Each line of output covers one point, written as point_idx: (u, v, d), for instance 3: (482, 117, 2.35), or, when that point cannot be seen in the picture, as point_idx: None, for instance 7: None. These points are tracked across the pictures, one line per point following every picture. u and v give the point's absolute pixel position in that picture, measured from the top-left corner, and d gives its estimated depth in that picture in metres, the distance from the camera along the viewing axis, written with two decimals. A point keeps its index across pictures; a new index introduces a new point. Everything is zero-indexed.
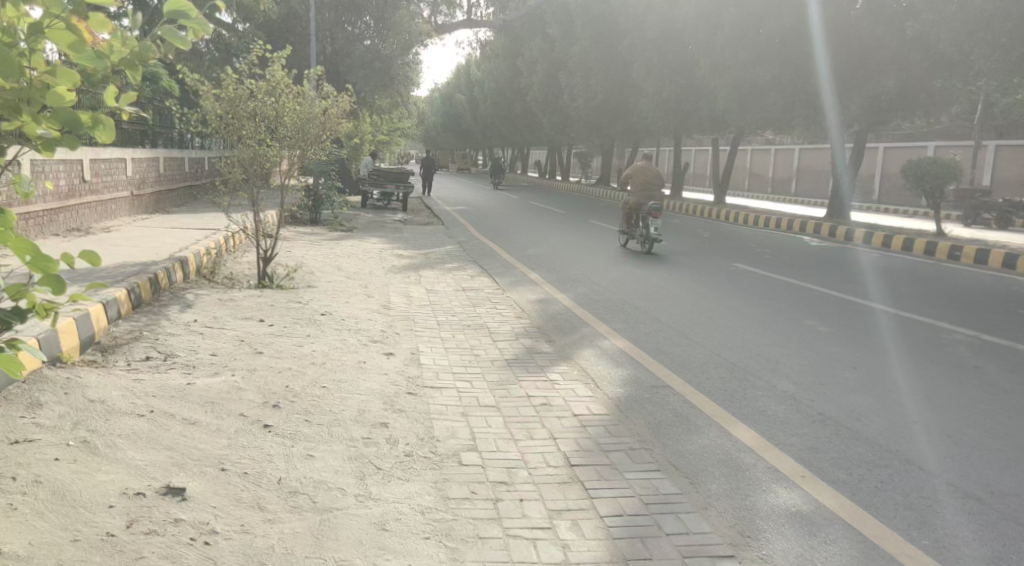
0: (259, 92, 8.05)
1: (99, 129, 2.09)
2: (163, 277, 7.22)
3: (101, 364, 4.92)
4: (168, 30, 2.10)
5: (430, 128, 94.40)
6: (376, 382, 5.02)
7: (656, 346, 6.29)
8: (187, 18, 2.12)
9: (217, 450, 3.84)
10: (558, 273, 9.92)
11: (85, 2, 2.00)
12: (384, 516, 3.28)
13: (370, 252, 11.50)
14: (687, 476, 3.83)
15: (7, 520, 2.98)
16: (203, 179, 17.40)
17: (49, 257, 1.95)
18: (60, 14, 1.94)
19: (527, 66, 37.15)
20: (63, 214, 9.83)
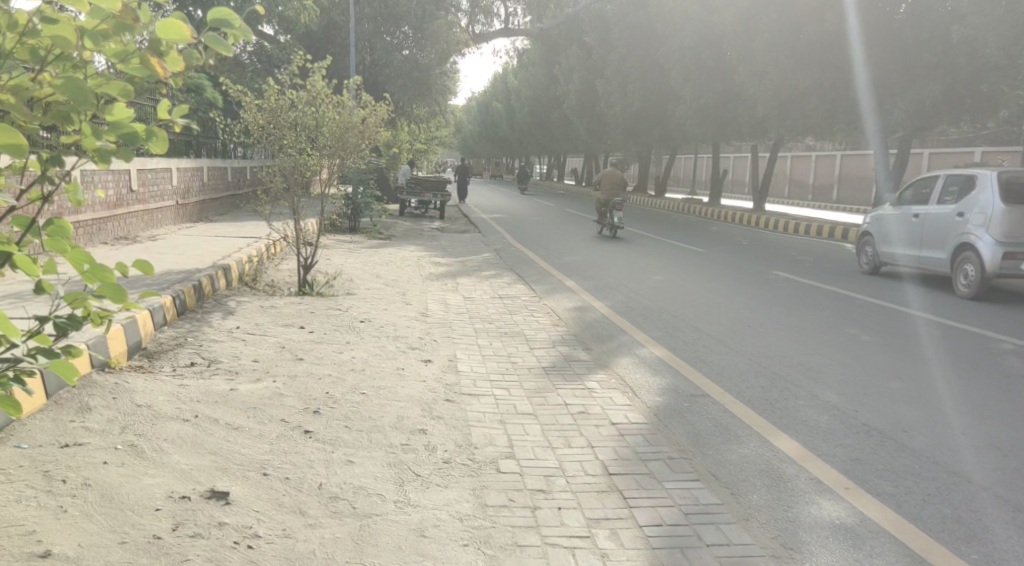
0: (300, 103, 8.19)
1: (154, 142, 2.12)
2: (206, 284, 7.37)
3: (148, 369, 5.03)
4: (216, 40, 2.12)
5: (466, 135, 94.87)
6: (414, 389, 5.05)
7: (695, 355, 6.24)
8: (231, 27, 2.14)
9: (259, 455, 3.90)
10: (594, 281, 9.90)
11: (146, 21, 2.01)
12: (423, 523, 3.29)
13: (408, 260, 11.59)
14: (728, 486, 3.78)
15: (59, 521, 3.06)
16: (245, 188, 17.70)
17: (106, 267, 2.01)
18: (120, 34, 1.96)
19: (563, 74, 37.18)
20: (111, 223, 10.09)
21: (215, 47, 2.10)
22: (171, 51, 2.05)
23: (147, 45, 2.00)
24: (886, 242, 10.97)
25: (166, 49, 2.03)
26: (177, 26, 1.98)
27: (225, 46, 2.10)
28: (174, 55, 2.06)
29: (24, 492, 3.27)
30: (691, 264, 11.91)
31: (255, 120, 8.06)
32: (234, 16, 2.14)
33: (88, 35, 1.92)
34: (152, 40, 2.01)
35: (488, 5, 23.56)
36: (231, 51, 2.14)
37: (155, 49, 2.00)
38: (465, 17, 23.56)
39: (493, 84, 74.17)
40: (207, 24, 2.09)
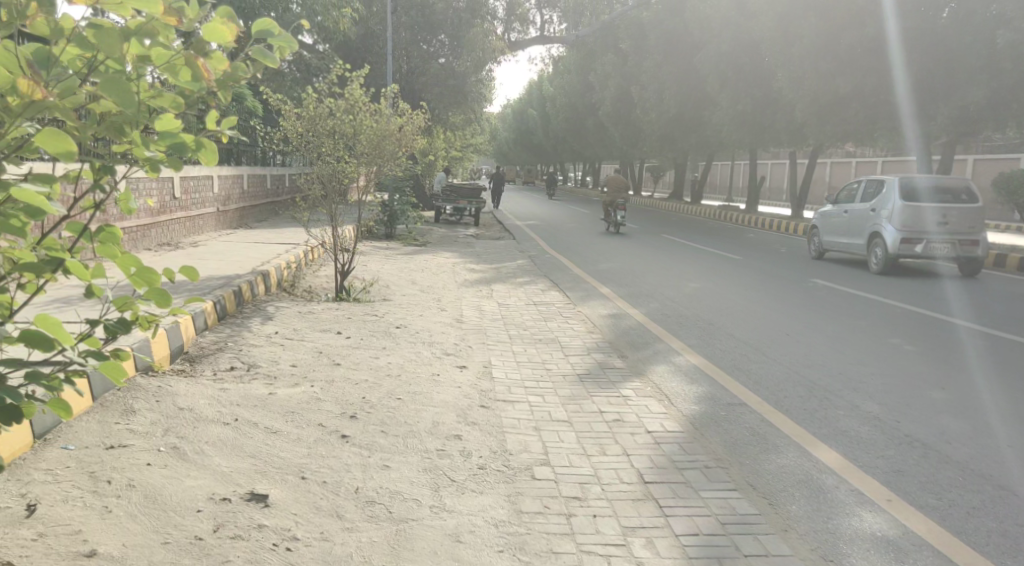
0: (338, 111, 8.28)
1: (202, 152, 2.15)
2: (246, 290, 7.50)
3: (190, 373, 5.13)
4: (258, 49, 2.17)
5: (501, 142, 95.18)
6: (449, 395, 5.08)
7: (731, 363, 6.18)
8: (272, 36, 2.19)
9: (297, 459, 3.95)
10: (629, 288, 9.85)
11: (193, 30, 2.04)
12: (458, 528, 3.31)
13: (443, 267, 11.66)
14: (766, 497, 3.74)
15: (104, 521, 3.14)
16: (284, 195, 17.98)
17: (152, 270, 2.06)
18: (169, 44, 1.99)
19: (598, 81, 37.14)
20: (154, 230, 10.31)
21: (260, 56, 2.14)
22: (214, 54, 2.08)
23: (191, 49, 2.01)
24: (828, 233, 13.56)
25: (209, 51, 2.06)
26: (221, 30, 2.00)
27: (270, 55, 2.14)
28: (220, 57, 2.09)
29: (71, 492, 3.35)
30: (728, 271, 11.80)
31: (294, 128, 8.19)
32: (275, 27, 2.20)
33: (133, 37, 1.92)
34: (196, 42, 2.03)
35: (524, 13, 23.67)
36: (275, 61, 2.19)
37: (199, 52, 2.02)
38: (501, 24, 23.70)
39: (527, 91, 74.40)
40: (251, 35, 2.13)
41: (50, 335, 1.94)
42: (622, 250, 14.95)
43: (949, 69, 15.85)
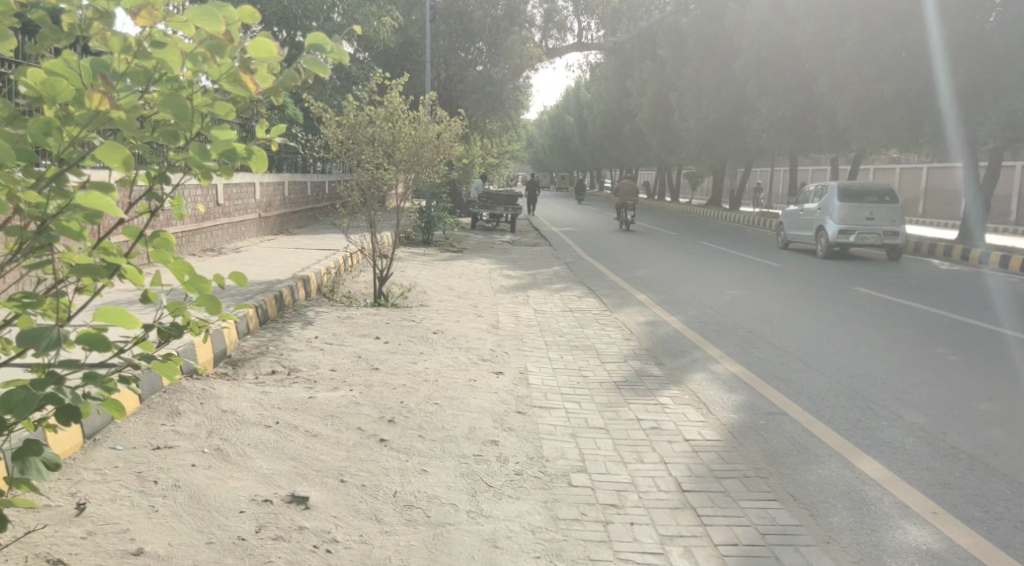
0: (378, 119, 8.36)
1: (252, 159, 2.19)
2: (287, 295, 7.63)
3: (233, 376, 5.23)
4: (307, 59, 2.20)
5: (536, 150, 95.20)
6: (486, 401, 5.10)
7: (771, 372, 6.12)
8: (325, 51, 2.23)
9: (336, 462, 4.00)
10: (667, 295, 9.81)
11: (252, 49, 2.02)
12: (495, 533, 3.32)
13: (480, 273, 11.72)
14: (806, 508, 3.69)
15: (150, 521, 3.21)
16: (325, 202, 18.25)
17: (203, 277, 2.11)
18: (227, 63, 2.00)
19: (635, 87, 37.03)
20: (199, 235, 10.54)
21: (312, 66, 2.20)
22: (264, 73, 2.07)
23: (242, 68, 2.02)
24: (791, 226, 16.91)
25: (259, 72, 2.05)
26: (270, 48, 2.00)
27: (323, 65, 2.20)
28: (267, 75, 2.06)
29: (119, 491, 3.44)
30: (767, 279, 11.66)
31: (334, 135, 8.29)
32: (328, 41, 2.24)
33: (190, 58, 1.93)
34: (245, 61, 2.02)
35: (562, 20, 23.74)
36: (326, 71, 2.25)
37: (249, 71, 2.02)
38: (538, 32, 23.80)
39: (564, 98, 74.43)
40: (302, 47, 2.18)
41: (111, 322, 1.96)
42: (642, 247, 16.78)
43: (996, 77, 15.48)
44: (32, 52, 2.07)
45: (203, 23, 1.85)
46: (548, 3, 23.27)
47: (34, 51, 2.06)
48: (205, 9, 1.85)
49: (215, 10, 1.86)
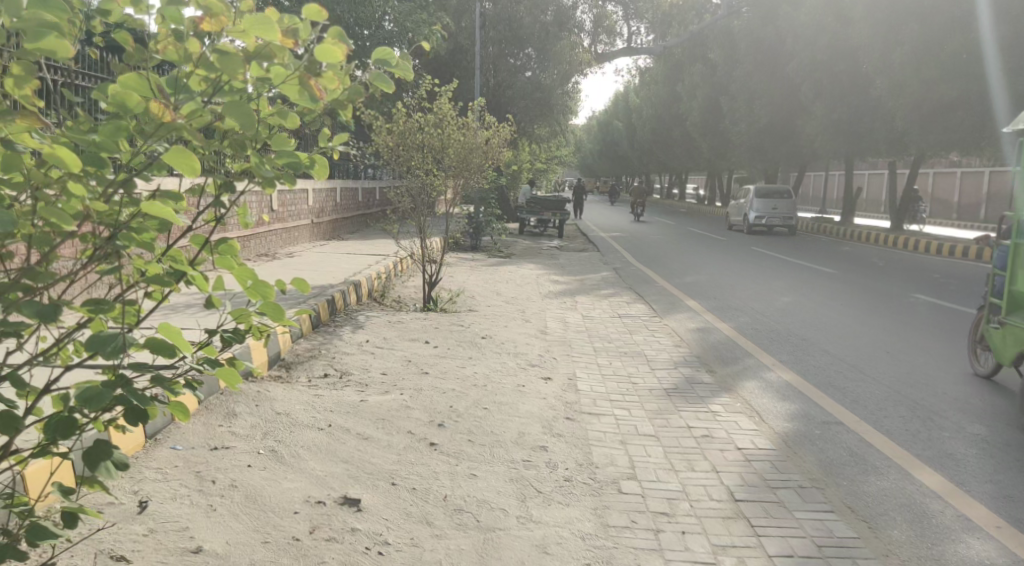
0: (427, 125, 8.46)
1: (315, 168, 2.21)
2: (339, 299, 7.76)
3: (286, 380, 5.34)
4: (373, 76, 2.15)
5: (585, 154, 94.79)
6: (534, 406, 5.11)
7: (826, 380, 5.99)
8: (390, 66, 2.15)
9: (387, 465, 4.04)
10: (717, 301, 9.69)
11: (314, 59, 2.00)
12: (545, 539, 3.32)
13: (528, 278, 11.78)
14: (865, 520, 3.60)
15: (209, 520, 3.28)
16: (375, 208, 18.51)
17: (267, 283, 2.16)
18: (289, 69, 1.96)
19: (687, 91, 36.76)
20: (254, 241, 10.79)
21: (376, 81, 2.13)
22: (330, 74, 2.03)
23: (306, 69, 1.97)
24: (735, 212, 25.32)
25: (324, 73, 2.00)
26: (333, 51, 1.93)
27: (388, 78, 2.12)
28: (332, 77, 2.02)
29: (179, 490, 3.53)
30: (821, 285, 11.44)
31: (385, 142, 8.41)
32: (392, 53, 2.17)
33: (253, 59, 1.89)
34: (309, 63, 1.98)
35: (611, 24, 23.63)
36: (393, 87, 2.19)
37: (314, 73, 1.97)
38: (587, 36, 23.68)
39: (614, 102, 74.06)
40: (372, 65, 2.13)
41: (171, 338, 2.07)
42: (647, 232, 23.70)
43: None
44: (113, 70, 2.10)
45: (261, 32, 1.83)
46: (598, 8, 23.17)
47: (116, 68, 2.11)
48: (264, 18, 1.83)
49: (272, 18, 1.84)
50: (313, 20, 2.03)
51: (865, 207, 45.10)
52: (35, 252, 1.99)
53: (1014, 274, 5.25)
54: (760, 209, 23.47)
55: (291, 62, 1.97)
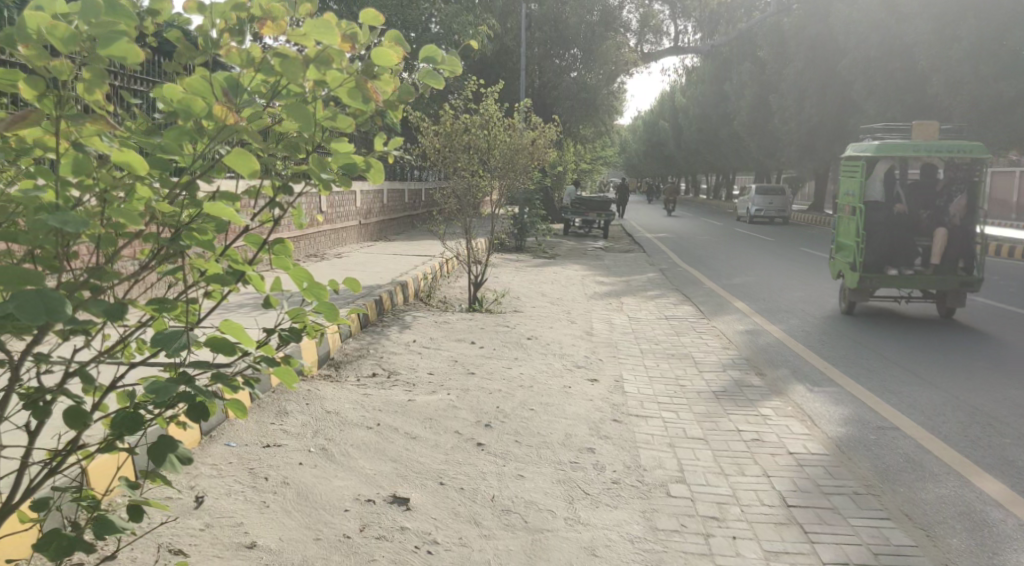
0: (473, 126, 8.53)
1: (370, 171, 2.19)
2: (386, 300, 7.84)
3: (336, 378, 5.42)
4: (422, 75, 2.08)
5: (630, 155, 94.08)
6: (582, 407, 5.10)
7: (880, 385, 5.84)
8: (441, 63, 2.07)
9: (435, 464, 4.06)
10: (765, 303, 9.55)
11: (370, 63, 1.97)
12: (594, 541, 3.30)
13: (573, 279, 11.74)
14: (922, 528, 3.51)
15: (262, 516, 3.34)
16: (421, 209, 18.68)
17: (321, 284, 2.17)
18: (346, 76, 1.93)
19: (734, 90, 36.32)
20: (304, 241, 10.99)
21: (427, 78, 2.07)
22: (385, 77, 2.03)
23: (361, 73, 1.96)
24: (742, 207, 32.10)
25: (380, 76, 2.01)
26: (388, 56, 1.94)
27: (438, 78, 2.03)
28: (388, 80, 2.01)
29: (234, 486, 3.60)
30: None
31: (432, 143, 8.49)
32: (443, 51, 2.08)
33: (312, 65, 1.87)
34: (367, 66, 1.99)
35: (658, 24, 23.49)
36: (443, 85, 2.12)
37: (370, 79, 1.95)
38: (633, 36, 23.52)
39: (660, 101, 73.41)
40: (418, 61, 2.04)
41: (231, 335, 2.11)
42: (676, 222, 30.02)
43: None
44: (170, 71, 2.10)
45: (322, 36, 1.83)
46: (644, 7, 23.05)
47: (172, 69, 2.10)
48: (326, 23, 1.83)
49: (334, 24, 1.83)
50: (370, 25, 2.04)
51: None
52: (97, 253, 2.00)
53: (839, 230, 9.35)
54: (761, 205, 30.64)
55: (350, 69, 1.95)
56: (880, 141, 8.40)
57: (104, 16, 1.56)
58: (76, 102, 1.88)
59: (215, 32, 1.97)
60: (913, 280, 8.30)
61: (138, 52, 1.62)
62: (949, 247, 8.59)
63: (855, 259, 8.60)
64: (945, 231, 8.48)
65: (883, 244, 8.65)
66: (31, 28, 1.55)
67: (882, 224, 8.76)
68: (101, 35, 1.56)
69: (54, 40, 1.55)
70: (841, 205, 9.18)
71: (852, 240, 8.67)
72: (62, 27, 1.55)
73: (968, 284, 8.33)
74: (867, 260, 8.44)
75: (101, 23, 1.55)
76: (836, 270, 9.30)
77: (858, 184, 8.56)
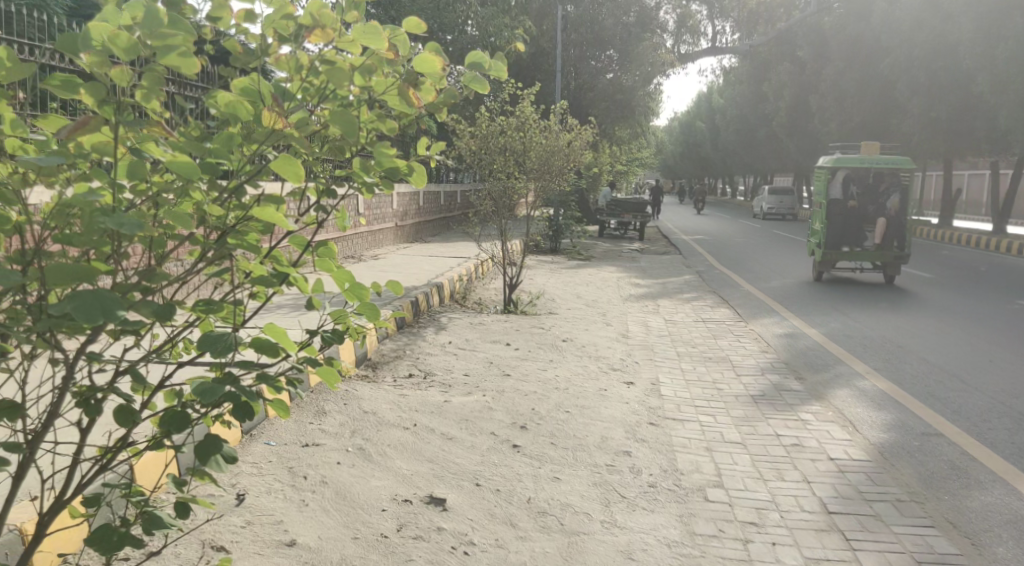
0: (509, 129, 8.57)
1: (412, 176, 2.19)
2: (422, 301, 7.89)
3: (373, 378, 5.47)
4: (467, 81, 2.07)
5: (665, 157, 93.30)
6: (618, 410, 5.07)
7: (924, 390, 5.72)
8: (485, 69, 2.06)
9: (471, 466, 4.07)
10: (804, 306, 9.41)
11: (413, 72, 1.99)
12: (631, 545, 3.28)
13: (608, 281, 11.70)
14: (967, 536, 3.43)
15: (301, 514, 3.39)
16: (457, 211, 18.79)
17: (363, 286, 2.18)
18: (391, 84, 1.96)
19: (772, 91, 35.90)
20: (342, 243, 11.15)
21: (471, 84, 2.05)
22: (428, 84, 2.04)
23: (405, 79, 1.98)
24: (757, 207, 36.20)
25: (423, 84, 2.01)
26: (432, 61, 1.95)
27: (482, 83, 2.02)
28: (430, 87, 2.02)
29: (274, 485, 3.65)
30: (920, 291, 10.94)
31: (468, 146, 8.55)
32: (489, 57, 2.08)
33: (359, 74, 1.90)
34: (409, 73, 2.00)
35: (695, 24, 23.27)
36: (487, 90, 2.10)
37: (413, 83, 1.97)
38: (670, 37, 23.35)
39: (697, 102, 72.60)
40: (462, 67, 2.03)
41: (277, 338, 2.15)
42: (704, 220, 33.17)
43: None
44: (224, 76, 2.14)
45: (368, 42, 1.85)
46: (681, 8, 22.89)
47: (225, 75, 2.13)
48: (372, 29, 1.84)
49: (381, 30, 1.85)
50: (413, 33, 2.05)
51: (965, 209, 43.64)
52: (149, 255, 2.05)
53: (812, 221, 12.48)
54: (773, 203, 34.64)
55: (397, 75, 1.97)
56: (838, 154, 11.56)
57: (163, 28, 1.60)
58: (134, 106, 1.92)
59: (267, 39, 2.00)
60: (863, 253, 11.48)
61: (194, 59, 1.65)
62: (889, 231, 11.70)
63: (821, 241, 11.75)
64: (885, 221, 11.60)
65: (841, 230, 11.79)
66: (96, 38, 1.58)
67: (841, 215, 11.92)
68: (158, 43, 1.60)
69: (117, 48, 1.58)
70: (813, 203, 12.34)
71: (820, 227, 11.79)
72: (125, 36, 1.58)
73: (901, 257, 11.51)
74: (828, 241, 11.62)
75: (161, 37, 1.59)
76: (812, 252, 12.37)
77: (824, 186, 11.73)
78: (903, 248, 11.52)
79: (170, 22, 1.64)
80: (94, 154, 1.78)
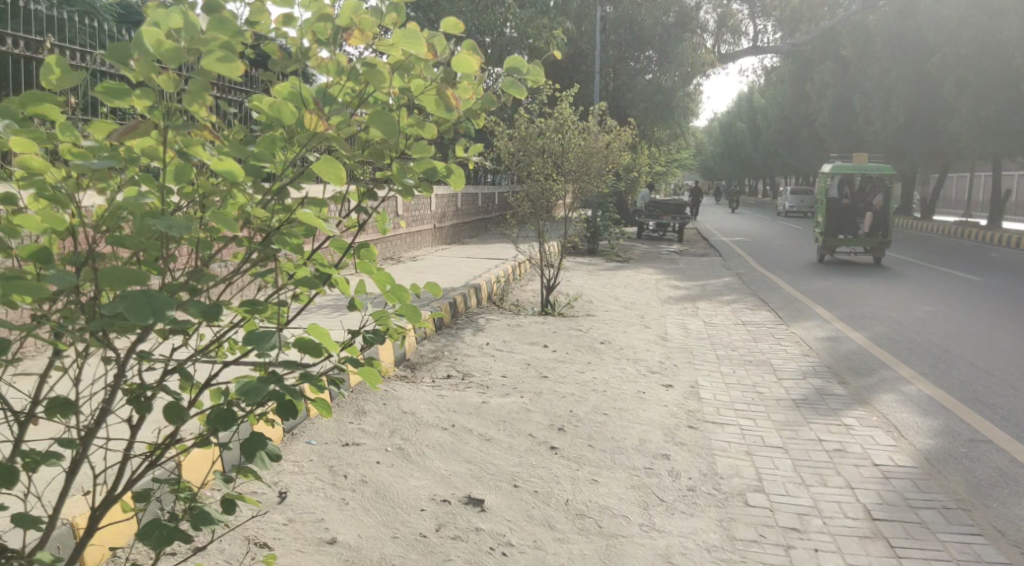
0: (548, 130, 8.58)
1: (451, 178, 2.19)
2: (460, 302, 7.93)
3: (411, 379, 5.52)
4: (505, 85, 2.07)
5: (704, 156, 92.61)
6: (656, 413, 5.03)
7: (972, 396, 5.57)
8: (523, 75, 2.05)
9: (509, 467, 4.09)
10: (846, 309, 9.24)
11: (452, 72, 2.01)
12: (669, 549, 3.25)
13: (646, 283, 11.65)
14: (1017, 545, 3.33)
15: (342, 512, 3.43)
16: (495, 213, 18.87)
17: (403, 287, 2.20)
18: (430, 84, 1.97)
19: (816, 90, 35.35)
20: (381, 243, 11.29)
21: (509, 90, 2.03)
22: (465, 84, 2.04)
23: (443, 80, 1.99)
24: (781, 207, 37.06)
25: (461, 84, 2.02)
26: (469, 62, 1.96)
27: (520, 88, 2.01)
28: (467, 87, 2.03)
29: (315, 483, 3.70)
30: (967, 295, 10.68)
31: (507, 147, 8.57)
32: (526, 62, 2.07)
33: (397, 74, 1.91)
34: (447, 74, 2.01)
35: (736, 24, 22.98)
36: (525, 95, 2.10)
37: (451, 84, 1.98)
38: (711, 36, 23.10)
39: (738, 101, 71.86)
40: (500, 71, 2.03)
41: (319, 337, 2.18)
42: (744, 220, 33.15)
43: None
44: (264, 81, 2.16)
45: (409, 45, 1.86)
46: (722, 7, 22.63)
47: (266, 79, 2.16)
48: (411, 32, 1.85)
49: (420, 33, 1.86)
50: (451, 33, 2.06)
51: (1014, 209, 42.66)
52: (195, 256, 2.08)
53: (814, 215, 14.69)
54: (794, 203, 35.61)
55: (435, 75, 1.98)
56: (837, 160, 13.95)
57: (207, 34, 1.64)
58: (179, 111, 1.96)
59: (306, 42, 2.02)
60: (855, 240, 13.72)
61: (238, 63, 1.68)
62: (877, 224, 13.94)
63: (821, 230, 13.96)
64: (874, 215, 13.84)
65: (837, 222, 14.05)
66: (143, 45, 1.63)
67: (838, 209, 14.17)
68: (201, 47, 1.63)
69: (161, 54, 1.62)
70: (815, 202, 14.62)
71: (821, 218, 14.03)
72: (168, 43, 1.62)
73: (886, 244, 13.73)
74: (828, 229, 13.84)
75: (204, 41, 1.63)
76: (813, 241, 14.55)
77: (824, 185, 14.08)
78: (887, 237, 13.73)
79: (215, 27, 1.67)
80: (144, 158, 1.83)
